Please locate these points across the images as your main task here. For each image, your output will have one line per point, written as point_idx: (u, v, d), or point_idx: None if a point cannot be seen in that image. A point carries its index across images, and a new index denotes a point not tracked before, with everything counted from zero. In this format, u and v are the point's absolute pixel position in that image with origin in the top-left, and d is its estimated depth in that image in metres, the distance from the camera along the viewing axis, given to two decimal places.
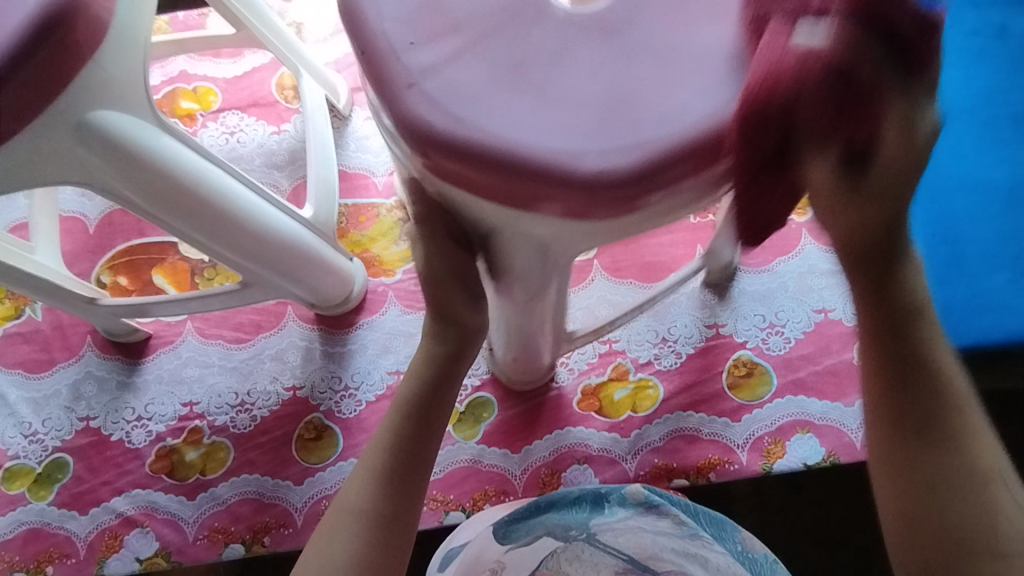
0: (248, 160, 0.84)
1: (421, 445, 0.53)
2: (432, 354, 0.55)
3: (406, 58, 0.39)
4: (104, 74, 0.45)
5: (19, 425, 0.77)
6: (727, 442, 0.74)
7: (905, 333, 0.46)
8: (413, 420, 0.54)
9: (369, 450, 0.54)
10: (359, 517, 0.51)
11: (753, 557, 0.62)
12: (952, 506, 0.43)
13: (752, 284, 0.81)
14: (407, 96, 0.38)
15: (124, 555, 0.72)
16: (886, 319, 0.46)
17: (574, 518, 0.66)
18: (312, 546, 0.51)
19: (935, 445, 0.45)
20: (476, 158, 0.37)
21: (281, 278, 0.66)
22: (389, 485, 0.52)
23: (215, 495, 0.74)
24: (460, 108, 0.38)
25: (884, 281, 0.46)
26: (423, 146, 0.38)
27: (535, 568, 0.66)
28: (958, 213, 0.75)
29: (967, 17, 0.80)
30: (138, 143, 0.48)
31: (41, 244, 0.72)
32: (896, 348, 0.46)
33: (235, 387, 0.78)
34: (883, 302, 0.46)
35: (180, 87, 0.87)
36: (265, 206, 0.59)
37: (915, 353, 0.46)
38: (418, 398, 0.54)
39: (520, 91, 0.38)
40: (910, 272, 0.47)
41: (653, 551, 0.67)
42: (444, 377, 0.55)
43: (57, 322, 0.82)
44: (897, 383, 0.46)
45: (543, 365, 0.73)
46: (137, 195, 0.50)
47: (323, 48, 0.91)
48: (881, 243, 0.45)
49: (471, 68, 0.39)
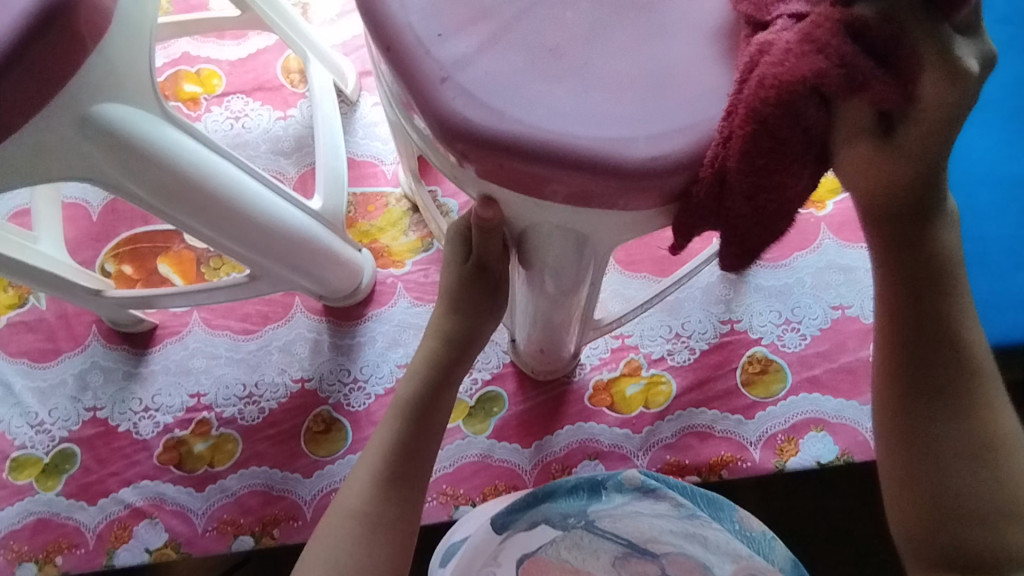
0: (253, 146, 0.82)
1: (425, 446, 0.53)
2: (432, 355, 0.55)
3: (433, 51, 0.37)
4: (109, 65, 0.43)
5: (25, 415, 0.77)
6: (740, 439, 0.73)
7: (931, 286, 0.45)
8: (418, 421, 0.53)
9: (370, 451, 0.53)
10: (361, 519, 0.50)
11: (751, 535, 0.60)
12: (954, 457, 0.46)
13: (768, 279, 0.80)
14: (440, 91, 0.36)
15: (133, 546, 0.72)
16: (913, 276, 0.45)
17: (573, 506, 0.63)
18: (311, 547, 0.50)
19: (947, 409, 0.46)
20: (520, 154, 0.35)
21: (289, 270, 0.64)
22: (392, 487, 0.51)
23: (223, 487, 0.74)
24: (497, 100, 0.36)
25: (916, 235, 0.45)
26: (460, 143, 0.36)
27: (535, 552, 0.65)
28: (983, 208, 0.73)
29: (997, 5, 0.78)
30: (142, 136, 0.46)
31: (44, 233, 0.71)
32: (917, 306, 0.46)
33: (242, 378, 0.77)
34: (913, 259, 0.45)
35: (183, 69, 0.84)
36: (273, 197, 0.57)
37: (937, 314, 0.46)
38: (419, 399, 0.54)
39: (559, 78, 0.36)
40: (946, 230, 0.45)
41: (652, 534, 0.65)
42: (443, 378, 0.54)
43: (61, 311, 0.81)
44: (908, 343, 0.46)
45: (566, 355, 0.73)
46: (142, 187, 0.48)
47: (329, 30, 0.88)
48: (916, 202, 0.43)
49: (505, 58, 0.37)
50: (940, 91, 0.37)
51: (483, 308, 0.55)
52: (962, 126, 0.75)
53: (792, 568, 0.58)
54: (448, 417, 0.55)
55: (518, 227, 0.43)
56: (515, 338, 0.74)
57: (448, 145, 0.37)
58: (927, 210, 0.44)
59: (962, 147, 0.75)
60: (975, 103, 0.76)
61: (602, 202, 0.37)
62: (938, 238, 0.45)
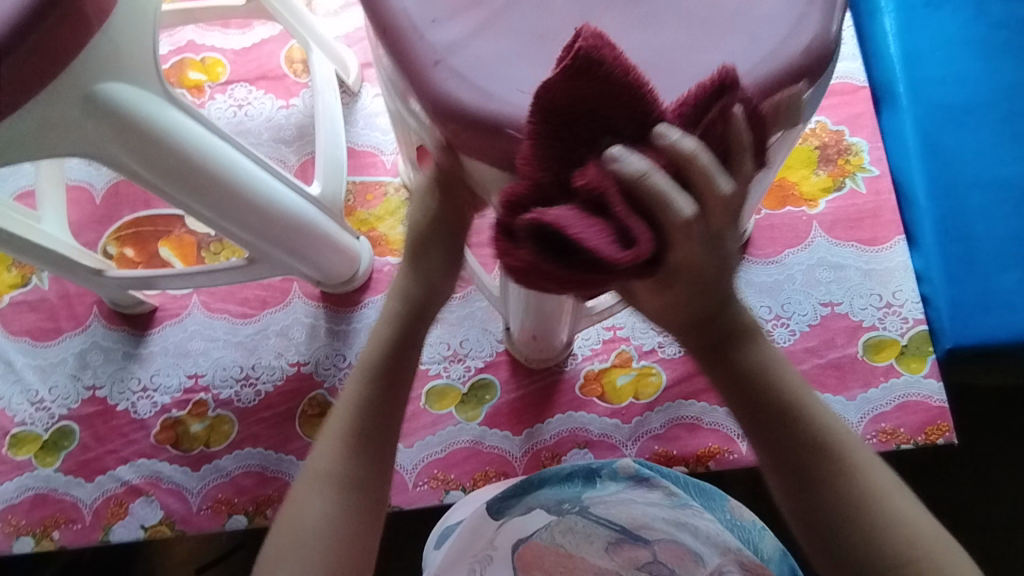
0: (255, 134, 0.83)
1: (391, 403, 0.53)
2: (395, 318, 0.55)
3: (428, 35, 0.38)
4: (113, 46, 0.45)
5: (26, 392, 0.78)
6: (728, 431, 0.75)
7: (776, 411, 0.43)
8: (382, 380, 0.53)
9: (337, 412, 0.54)
10: (335, 479, 0.50)
11: (742, 524, 0.60)
12: (845, 529, 0.43)
13: (760, 274, 0.81)
14: (433, 73, 0.38)
15: (129, 523, 0.73)
16: (745, 401, 0.43)
17: (568, 491, 0.63)
18: (286, 510, 0.51)
19: (819, 492, 0.43)
20: (510, 134, 0.37)
21: (286, 255, 0.65)
22: (358, 448, 0.51)
23: (219, 467, 0.75)
24: (489, 82, 0.37)
25: (728, 367, 0.43)
26: (452, 124, 0.38)
27: (528, 536, 0.62)
28: (973, 210, 0.73)
29: (993, 9, 0.78)
30: (145, 116, 0.47)
31: (48, 214, 0.72)
32: (772, 434, 0.43)
33: (239, 361, 0.79)
34: (745, 394, 0.43)
35: (188, 57, 0.86)
36: (272, 180, 0.58)
37: (795, 430, 0.43)
38: (381, 358, 0.54)
39: (550, 61, 0.38)
40: (750, 348, 0.43)
41: (644, 520, 0.63)
42: (406, 341, 0.55)
43: (64, 292, 0.82)
44: (783, 469, 0.44)
45: (560, 344, 0.74)
46: (143, 166, 0.50)
47: (333, 22, 0.90)
48: (719, 336, 0.42)
49: (497, 41, 0.38)
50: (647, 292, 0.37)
51: (440, 275, 0.56)
52: (955, 130, 0.76)
53: (781, 559, 0.58)
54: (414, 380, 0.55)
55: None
56: (510, 327, 0.75)
57: (441, 126, 0.38)
58: (728, 343, 0.42)
59: (956, 149, 0.76)
60: (969, 107, 0.76)
61: None
62: (750, 362, 0.43)
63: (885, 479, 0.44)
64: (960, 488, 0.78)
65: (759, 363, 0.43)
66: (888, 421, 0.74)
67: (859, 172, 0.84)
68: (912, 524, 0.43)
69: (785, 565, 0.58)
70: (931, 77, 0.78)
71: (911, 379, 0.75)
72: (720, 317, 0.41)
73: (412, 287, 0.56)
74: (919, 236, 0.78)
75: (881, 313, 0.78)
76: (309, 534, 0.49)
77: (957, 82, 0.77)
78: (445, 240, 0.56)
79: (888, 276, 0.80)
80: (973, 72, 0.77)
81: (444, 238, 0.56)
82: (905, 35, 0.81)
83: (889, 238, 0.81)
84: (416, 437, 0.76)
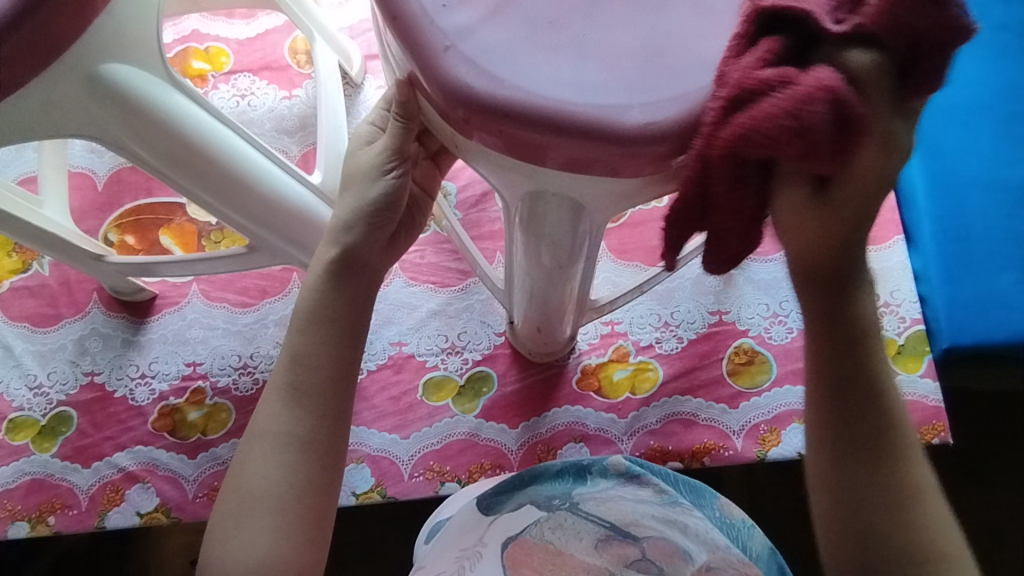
0: (258, 124, 0.83)
1: (329, 358, 0.51)
2: (332, 269, 0.51)
3: (438, 20, 0.39)
4: (117, 26, 0.45)
5: (24, 377, 0.78)
6: (724, 428, 0.75)
7: (858, 356, 0.45)
8: (317, 332, 0.51)
9: (279, 366, 0.52)
10: (280, 440, 0.49)
11: (732, 522, 0.60)
12: (885, 515, 0.45)
13: (758, 272, 0.81)
14: (444, 58, 0.38)
15: (124, 509, 0.73)
16: (837, 339, 0.44)
17: (558, 488, 0.61)
18: (234, 473, 0.51)
19: (867, 454, 0.45)
20: (520, 120, 0.37)
21: (286, 243, 0.62)
22: (300, 405, 0.50)
23: (215, 455, 0.75)
24: (498, 70, 0.38)
25: (841, 300, 0.44)
26: (461, 110, 0.38)
27: (516, 534, 0.57)
28: (972, 212, 0.74)
29: (996, 11, 0.79)
30: (145, 97, 0.48)
31: (49, 198, 0.72)
32: (849, 374, 0.45)
33: (238, 349, 0.79)
34: (840, 329, 0.44)
35: (192, 46, 0.86)
36: (274, 167, 0.58)
37: (866, 379, 0.45)
38: (318, 309, 0.51)
39: (558, 49, 0.38)
40: (863, 293, 0.44)
41: (633, 517, 0.59)
42: (351, 297, 0.52)
43: (64, 278, 0.83)
44: (839, 413, 0.46)
45: (562, 338, 0.74)
46: (145, 149, 0.50)
47: (337, 14, 0.90)
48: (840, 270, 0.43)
49: (507, 29, 0.39)
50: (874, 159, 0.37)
51: (382, 234, 0.52)
52: (956, 131, 0.77)
53: (769, 557, 0.58)
54: (366, 342, 0.53)
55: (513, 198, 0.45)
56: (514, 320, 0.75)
57: (449, 112, 0.39)
58: (845, 292, 0.43)
59: (957, 150, 0.76)
60: (970, 108, 0.77)
61: (600, 169, 0.38)
62: (860, 304, 0.44)
63: (932, 488, 0.46)
64: (955, 489, 0.78)
65: (867, 308, 0.44)
66: None
67: None
68: (947, 536, 0.45)
69: (773, 564, 0.57)
70: None
71: (908, 378, 0.75)
72: (843, 264, 0.42)
73: (350, 236, 0.51)
74: (916, 235, 0.78)
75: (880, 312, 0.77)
76: (252, 493, 0.48)
77: (960, 82, 0.78)
78: (392, 195, 0.51)
79: (886, 275, 0.79)
80: (974, 74, 0.78)
81: (391, 190, 0.51)
82: None
83: (888, 238, 0.80)
84: (413, 428, 0.76)
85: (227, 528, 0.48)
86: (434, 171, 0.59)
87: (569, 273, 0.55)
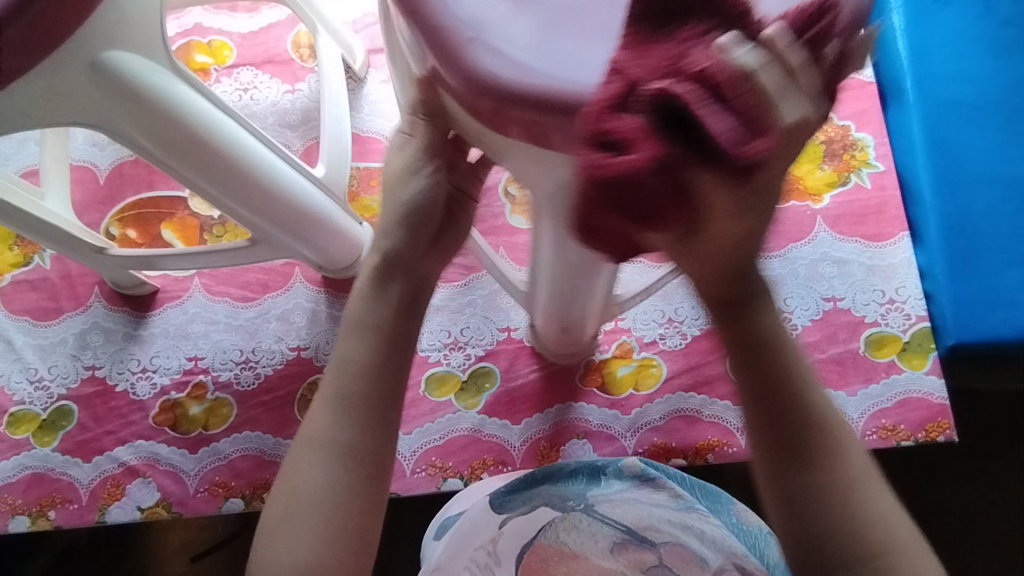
0: (260, 118, 0.83)
1: (384, 371, 0.47)
2: (372, 273, 0.49)
3: (459, 10, 0.38)
4: (120, 14, 0.45)
5: (25, 370, 0.78)
6: (728, 424, 0.74)
7: (769, 368, 0.44)
8: (378, 339, 0.47)
9: (330, 371, 0.47)
10: (324, 446, 0.45)
11: (748, 530, 0.55)
12: (827, 515, 0.42)
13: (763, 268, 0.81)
14: (467, 48, 0.38)
15: (125, 504, 0.73)
16: (748, 354, 0.44)
17: (572, 489, 0.58)
18: (276, 489, 0.46)
19: (805, 465, 0.43)
20: (548, 106, 0.36)
21: (289, 236, 0.64)
22: (349, 413, 0.45)
23: (217, 450, 0.75)
24: (527, 57, 0.37)
25: (740, 320, 0.44)
26: (489, 100, 0.37)
27: (532, 539, 0.55)
28: (979, 208, 0.73)
29: (1003, 6, 0.78)
30: (146, 85, 0.47)
31: (51, 191, 0.72)
32: (766, 388, 0.44)
33: (240, 344, 0.79)
34: (749, 345, 0.44)
35: (194, 40, 0.86)
36: (276, 159, 0.58)
37: (786, 391, 0.44)
38: (372, 313, 0.48)
39: (585, 33, 0.37)
40: (764, 311, 0.44)
41: (650, 521, 0.56)
42: (394, 300, 0.48)
43: (65, 271, 0.82)
44: (771, 430, 0.44)
45: (584, 337, 0.73)
46: (144, 138, 0.50)
47: (341, 7, 0.90)
48: (735, 292, 0.43)
49: (531, 19, 0.38)
50: (726, 221, 0.35)
51: (422, 233, 0.51)
52: (961, 126, 0.76)
53: None
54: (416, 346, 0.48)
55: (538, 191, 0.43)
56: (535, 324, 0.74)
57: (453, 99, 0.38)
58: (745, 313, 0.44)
59: (964, 146, 0.75)
60: (977, 103, 0.76)
61: None
62: (761, 320, 0.44)
63: (864, 471, 0.44)
64: (960, 487, 0.78)
65: (771, 324, 0.45)
66: (888, 417, 0.74)
67: (865, 168, 0.83)
68: (888, 528, 0.42)
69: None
70: (939, 73, 0.78)
71: (912, 375, 0.75)
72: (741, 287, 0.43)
73: (388, 241, 0.50)
74: (924, 232, 0.78)
75: (884, 310, 0.78)
76: (297, 507, 0.44)
77: (967, 78, 0.77)
78: (426, 197, 0.51)
79: (891, 271, 0.79)
80: (981, 69, 0.77)
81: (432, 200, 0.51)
82: (916, 30, 0.80)
83: (894, 234, 0.81)
84: (415, 424, 0.75)
85: (272, 546, 0.44)
86: (471, 178, 0.55)
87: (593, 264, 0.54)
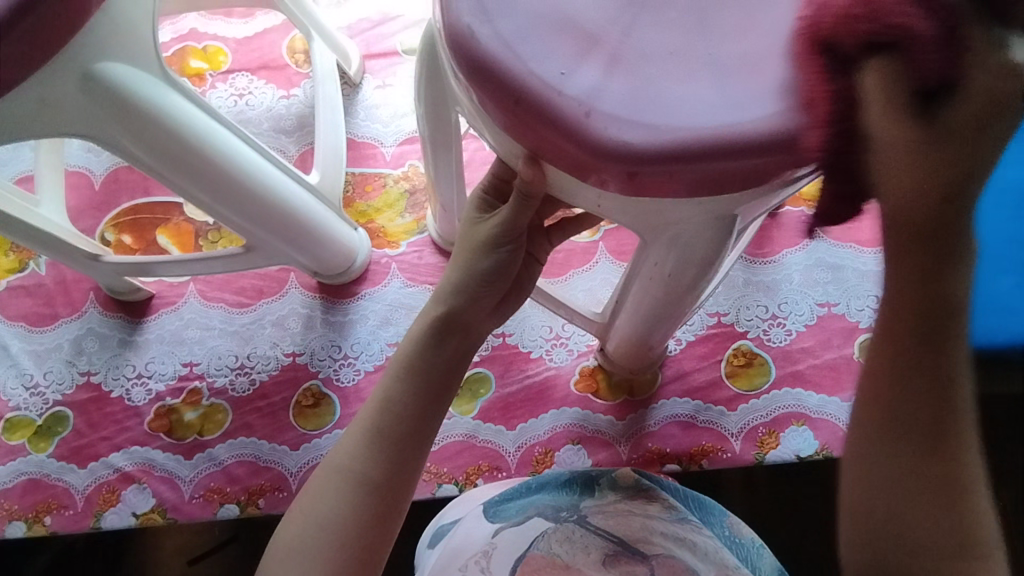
0: (255, 123, 0.83)
1: (423, 415, 0.47)
2: (430, 324, 0.49)
3: (564, 88, 0.37)
4: (113, 26, 0.45)
5: (21, 377, 0.78)
6: (722, 430, 0.74)
7: (926, 324, 0.36)
8: (421, 385, 0.47)
9: (365, 406, 0.48)
10: (351, 482, 0.45)
11: (741, 542, 0.56)
12: (918, 500, 0.37)
13: (759, 275, 0.81)
14: (588, 124, 0.37)
15: (120, 509, 0.73)
16: (910, 299, 0.36)
17: (565, 500, 0.59)
18: (293, 509, 0.46)
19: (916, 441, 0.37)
20: (690, 156, 0.36)
21: (284, 244, 0.65)
22: (381, 447, 0.45)
23: (211, 455, 0.75)
24: (652, 115, 0.37)
25: (932, 257, 0.35)
26: (627, 169, 0.37)
27: (524, 551, 0.53)
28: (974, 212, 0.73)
29: None
30: (143, 96, 0.47)
31: (46, 197, 0.72)
32: (914, 339, 0.37)
33: (235, 350, 0.79)
34: (923, 290, 0.36)
35: (190, 45, 0.86)
36: (270, 167, 0.58)
37: (936, 352, 0.37)
38: (415, 358, 0.48)
39: (694, 75, 0.38)
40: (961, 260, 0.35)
41: (642, 533, 0.55)
42: (446, 359, 0.48)
43: (61, 277, 0.82)
44: (897, 386, 0.38)
45: (652, 355, 0.72)
46: (140, 148, 0.50)
47: (336, 13, 0.91)
48: (942, 218, 0.34)
49: (632, 77, 0.38)
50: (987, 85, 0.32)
51: (487, 298, 0.50)
52: None
53: None
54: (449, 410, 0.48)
55: (652, 235, 0.43)
56: (605, 347, 0.74)
57: None
58: (945, 270, 0.35)
59: None
60: None
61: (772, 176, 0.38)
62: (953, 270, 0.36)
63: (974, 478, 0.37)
64: None
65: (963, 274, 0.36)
66: None
67: None
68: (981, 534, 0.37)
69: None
70: None
71: None
72: (948, 219, 0.34)
73: (456, 297, 0.49)
74: None
75: None
76: (315, 530, 0.44)
77: None
78: (499, 263, 0.50)
79: None
80: None
81: (499, 261, 0.50)
82: None
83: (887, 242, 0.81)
84: None
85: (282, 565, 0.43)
86: (544, 240, 0.55)
87: (681, 302, 0.53)
